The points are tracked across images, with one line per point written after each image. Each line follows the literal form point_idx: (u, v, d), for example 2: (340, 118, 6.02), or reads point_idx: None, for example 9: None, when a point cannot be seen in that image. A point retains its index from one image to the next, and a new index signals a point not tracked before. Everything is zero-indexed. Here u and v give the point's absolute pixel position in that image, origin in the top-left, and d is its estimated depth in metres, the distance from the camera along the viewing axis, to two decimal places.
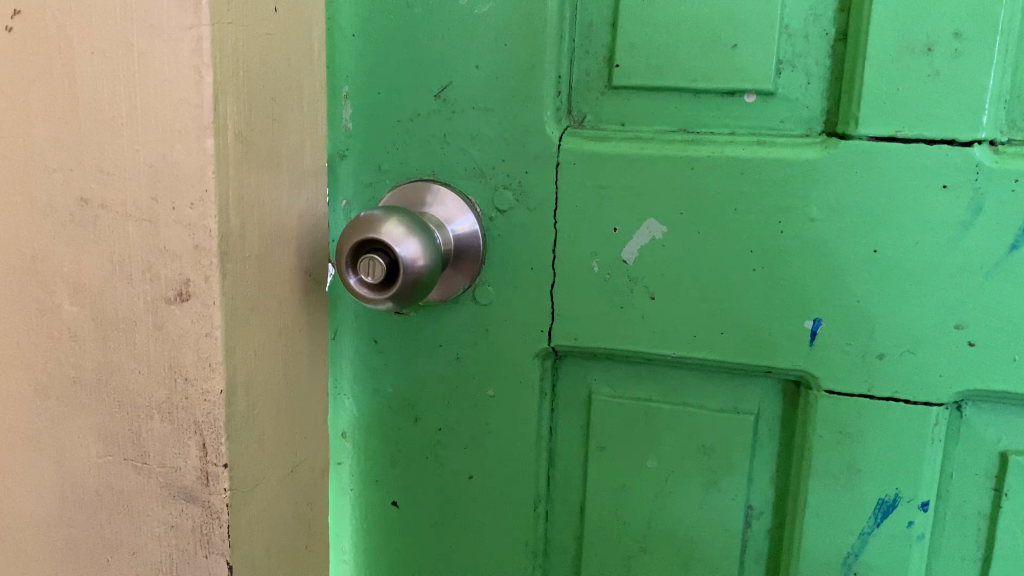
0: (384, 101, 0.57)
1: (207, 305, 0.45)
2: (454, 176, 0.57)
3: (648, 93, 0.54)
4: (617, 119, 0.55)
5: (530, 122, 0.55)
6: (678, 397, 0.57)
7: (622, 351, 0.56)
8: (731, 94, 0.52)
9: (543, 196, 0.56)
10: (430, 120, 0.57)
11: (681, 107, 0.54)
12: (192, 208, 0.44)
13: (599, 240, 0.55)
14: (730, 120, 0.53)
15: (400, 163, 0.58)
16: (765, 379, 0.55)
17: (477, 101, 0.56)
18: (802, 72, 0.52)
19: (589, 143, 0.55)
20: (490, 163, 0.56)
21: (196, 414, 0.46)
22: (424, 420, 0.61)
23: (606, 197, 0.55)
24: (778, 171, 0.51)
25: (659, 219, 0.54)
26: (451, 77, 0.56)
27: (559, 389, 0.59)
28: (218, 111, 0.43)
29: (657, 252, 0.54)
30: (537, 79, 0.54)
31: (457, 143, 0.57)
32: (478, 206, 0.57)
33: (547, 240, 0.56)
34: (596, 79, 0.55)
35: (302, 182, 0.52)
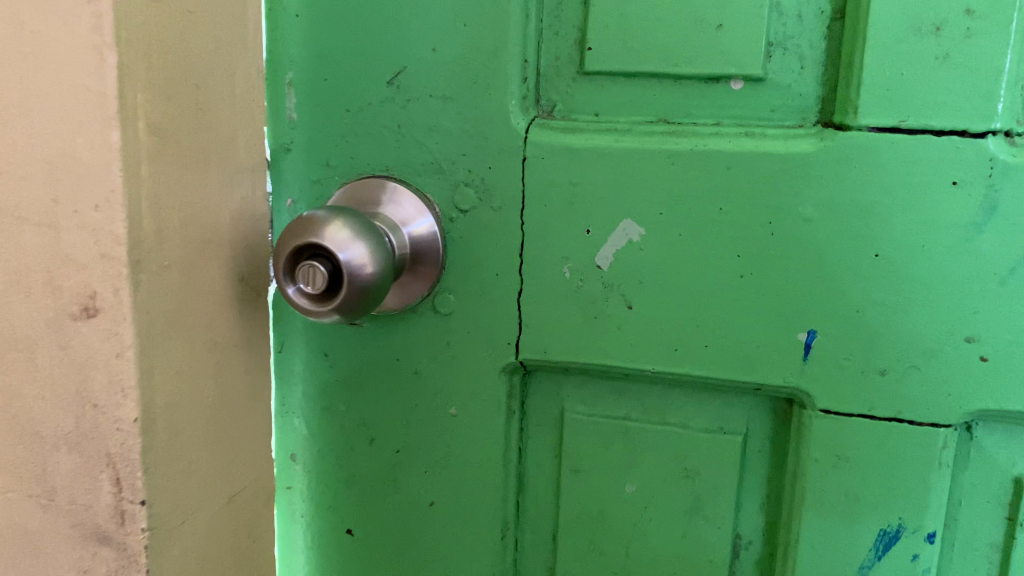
0: (331, 89, 0.52)
1: (117, 321, 0.39)
2: (410, 172, 0.52)
3: (624, 79, 0.49)
4: (590, 109, 0.50)
5: (492, 112, 0.49)
6: (658, 417, 0.52)
7: (597, 366, 0.51)
8: (716, 80, 0.47)
9: (508, 195, 0.50)
10: (383, 110, 0.51)
11: (661, 95, 0.48)
12: (98, 211, 0.39)
13: (570, 243, 0.50)
14: (715, 109, 0.48)
15: (350, 158, 0.53)
16: (755, 397, 0.50)
17: (435, 90, 0.50)
18: (795, 56, 0.46)
19: (558, 135, 0.49)
20: (449, 157, 0.51)
21: (108, 445, 0.41)
22: (381, 442, 0.55)
23: (577, 195, 0.49)
24: (768, 166, 0.46)
25: (637, 219, 0.48)
26: (405, 62, 0.50)
27: (528, 406, 0.54)
28: (125, 99, 0.38)
29: (634, 256, 0.49)
30: (500, 64, 0.49)
31: (413, 135, 0.51)
32: (437, 206, 0.52)
33: (513, 244, 0.51)
34: (567, 64, 0.49)
35: (235, 180, 0.47)
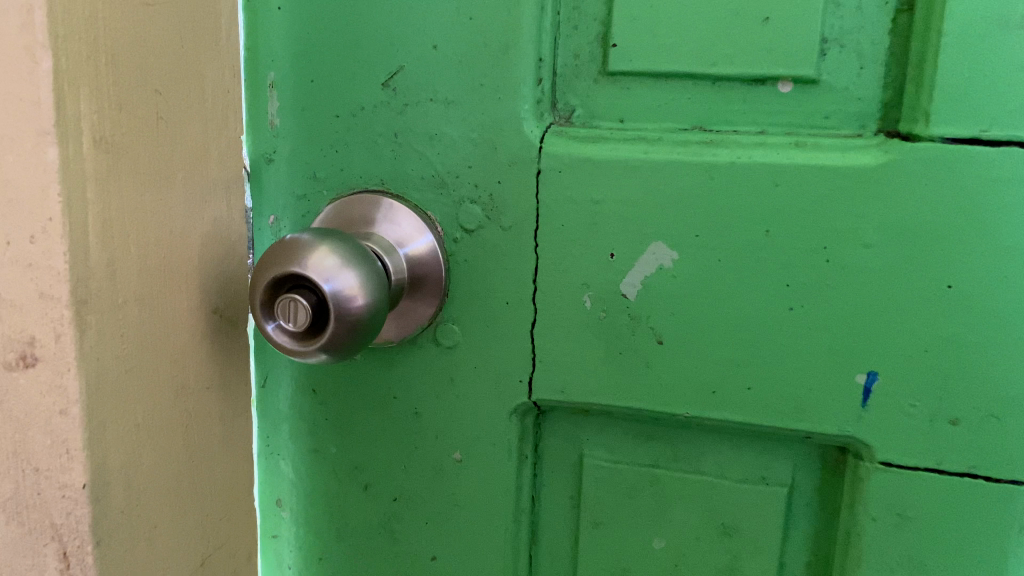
0: (319, 92, 0.45)
1: (59, 372, 0.33)
2: (408, 187, 0.45)
3: (653, 81, 0.42)
4: (614, 115, 0.43)
5: (502, 119, 0.43)
6: (691, 464, 0.45)
7: (622, 408, 0.45)
8: (760, 82, 0.41)
9: (520, 213, 0.44)
10: (377, 116, 0.45)
11: (697, 98, 0.42)
12: (34, 242, 0.33)
13: (591, 269, 0.43)
14: (759, 115, 0.41)
15: (340, 169, 0.46)
16: (803, 444, 0.44)
17: (436, 92, 0.44)
18: (853, 54, 0.40)
19: (578, 144, 0.43)
20: (452, 170, 0.45)
21: (53, 514, 0.35)
22: (376, 488, 0.49)
23: (600, 214, 0.43)
24: (823, 183, 0.40)
25: (669, 243, 0.42)
26: (402, 61, 0.44)
27: (543, 450, 0.48)
28: (64, 109, 0.32)
29: (665, 284, 0.42)
30: (511, 63, 0.42)
31: (412, 145, 0.45)
32: (439, 224, 0.45)
33: (526, 269, 0.44)
34: (588, 63, 0.43)
35: (205, 199, 0.41)
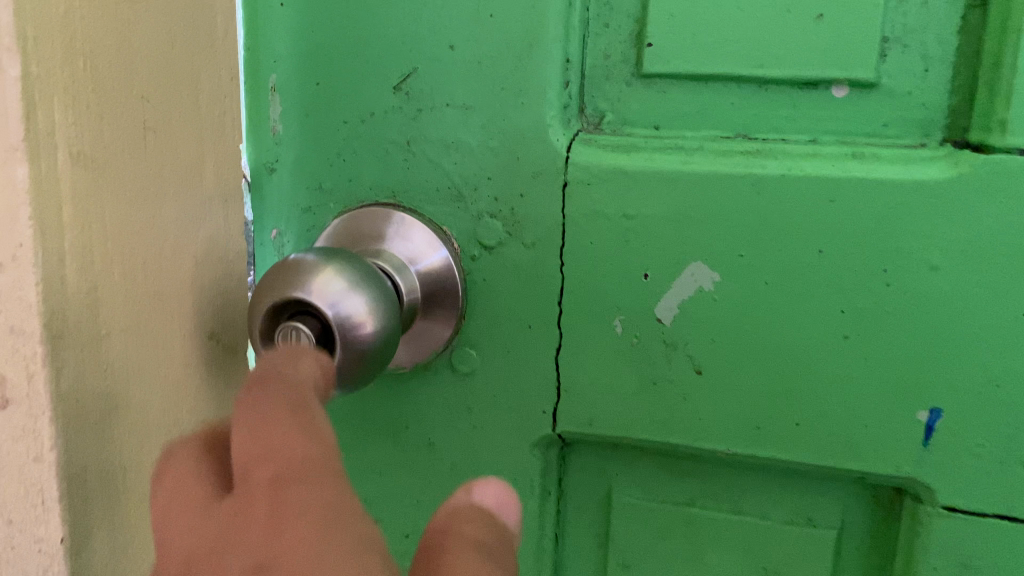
0: (324, 96, 0.42)
1: (32, 415, 0.30)
2: (421, 200, 0.42)
3: (692, 84, 0.38)
4: (648, 121, 0.39)
5: (525, 126, 0.39)
6: (730, 504, 0.42)
7: (655, 442, 0.41)
8: (811, 85, 0.37)
9: (544, 229, 0.40)
10: (388, 122, 0.41)
11: (740, 103, 0.38)
12: (3, 271, 0.29)
13: (623, 291, 0.40)
14: (809, 122, 0.38)
15: (348, 180, 0.43)
16: (854, 484, 0.40)
17: (452, 97, 0.40)
18: (917, 54, 0.36)
19: (608, 154, 0.39)
20: (470, 182, 0.41)
21: (29, 569, 0.32)
22: (387, 523, 0.46)
23: (632, 232, 0.39)
24: (883, 200, 0.36)
25: (710, 263, 0.38)
26: (415, 63, 0.40)
27: (568, 485, 0.44)
28: (34, 120, 0.28)
29: (705, 308, 0.39)
30: (535, 64, 0.39)
31: (426, 154, 0.41)
32: (455, 241, 0.42)
33: (550, 289, 0.41)
34: (620, 64, 0.39)
35: (201, 215, 0.37)
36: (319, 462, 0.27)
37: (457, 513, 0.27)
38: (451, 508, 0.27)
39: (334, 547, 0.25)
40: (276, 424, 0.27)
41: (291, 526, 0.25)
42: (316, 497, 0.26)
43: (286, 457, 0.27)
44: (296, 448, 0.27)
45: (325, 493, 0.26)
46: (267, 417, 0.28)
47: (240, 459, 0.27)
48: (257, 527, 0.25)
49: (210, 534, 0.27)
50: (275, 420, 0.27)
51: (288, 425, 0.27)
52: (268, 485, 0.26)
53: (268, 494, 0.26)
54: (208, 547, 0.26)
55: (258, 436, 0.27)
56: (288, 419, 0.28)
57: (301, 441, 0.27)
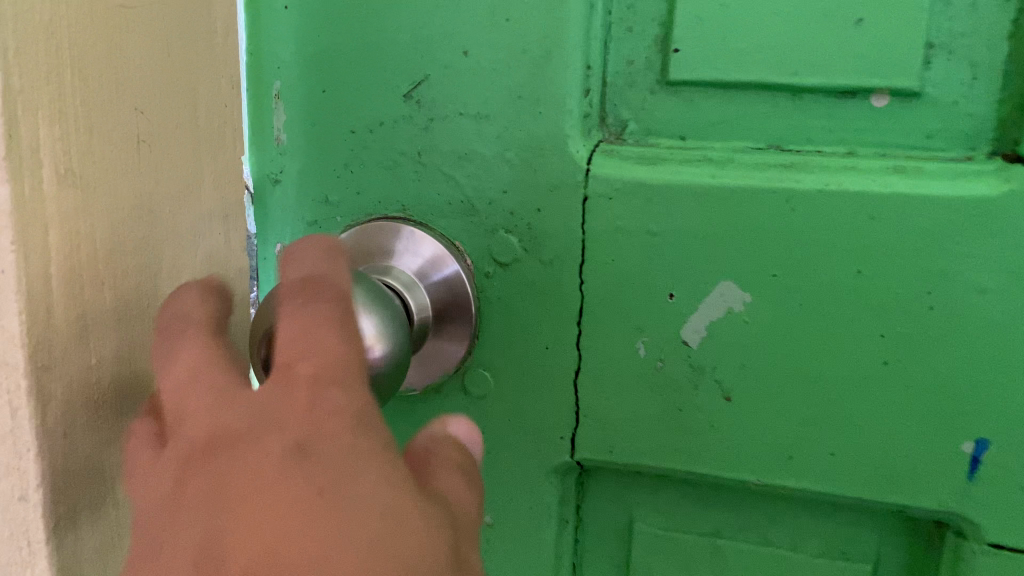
0: (331, 104, 0.40)
1: (16, 453, 0.28)
2: (433, 214, 0.40)
3: (720, 92, 0.36)
4: (674, 131, 0.37)
5: (543, 137, 0.37)
6: (759, 535, 0.40)
7: (680, 471, 0.39)
8: (849, 94, 0.35)
9: (562, 246, 0.38)
10: (398, 131, 0.39)
11: (772, 113, 0.36)
12: None
13: (647, 312, 0.37)
14: (846, 132, 0.35)
15: (356, 193, 0.41)
16: (892, 516, 0.38)
17: (466, 105, 0.38)
18: (964, 61, 0.34)
19: (631, 166, 0.37)
20: (484, 196, 0.39)
21: None
22: None
23: (657, 249, 0.37)
24: (927, 218, 0.33)
25: (740, 283, 0.36)
26: (427, 69, 0.38)
27: (586, 514, 0.42)
28: (17, 137, 0.26)
29: (734, 331, 0.36)
30: (554, 71, 0.36)
31: (438, 165, 0.39)
32: (468, 257, 0.39)
33: (569, 309, 0.38)
34: (644, 71, 0.37)
35: (200, 232, 0.35)
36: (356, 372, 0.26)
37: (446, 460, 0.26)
38: (426, 453, 0.26)
39: (368, 485, 0.23)
40: (319, 329, 0.26)
41: (337, 434, 0.23)
42: (350, 402, 0.24)
43: (330, 359, 0.25)
44: (334, 359, 0.25)
45: (363, 401, 0.25)
46: (317, 322, 0.26)
47: (287, 354, 0.26)
48: (299, 415, 0.24)
49: (227, 438, 0.24)
50: (326, 325, 0.26)
51: (336, 334, 0.26)
52: (300, 404, 0.24)
53: (310, 399, 0.24)
54: (236, 430, 0.24)
55: (305, 337, 0.26)
56: (337, 332, 0.26)
57: (345, 346, 0.26)
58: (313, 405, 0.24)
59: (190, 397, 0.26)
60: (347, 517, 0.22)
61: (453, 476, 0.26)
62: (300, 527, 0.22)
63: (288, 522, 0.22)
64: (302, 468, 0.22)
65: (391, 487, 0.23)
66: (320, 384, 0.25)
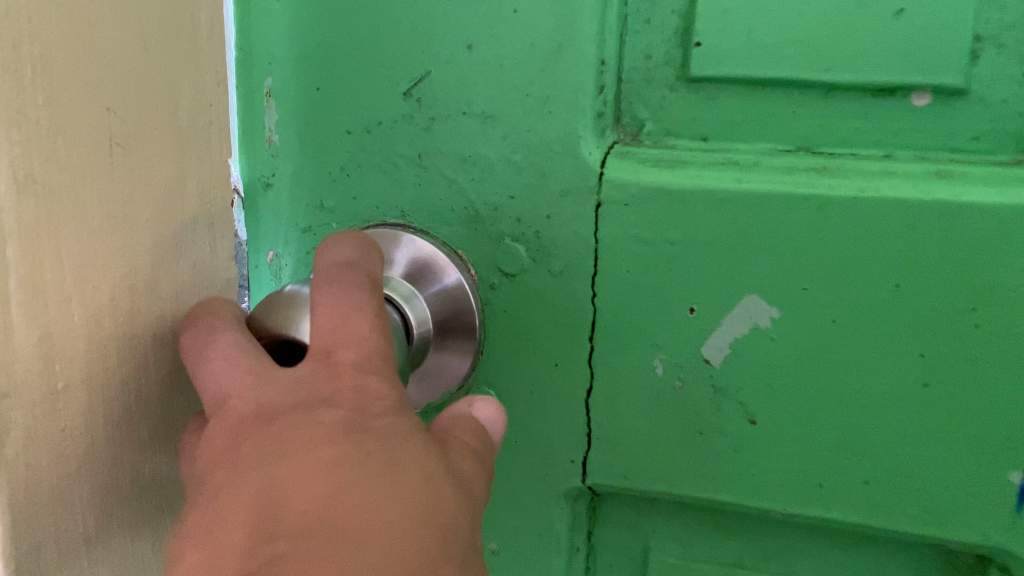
0: (326, 102, 0.37)
1: None
2: (435, 220, 0.37)
3: (746, 90, 0.33)
4: (695, 132, 0.34)
5: (554, 138, 0.34)
6: (784, 567, 0.37)
7: (701, 499, 0.36)
8: (887, 92, 0.32)
9: (573, 256, 0.35)
10: (397, 132, 0.36)
11: (802, 112, 0.33)
12: None
13: (666, 327, 0.35)
14: (883, 134, 0.33)
15: (353, 198, 0.38)
16: (928, 550, 0.35)
17: (470, 104, 0.35)
18: (1013, 57, 0.31)
19: (648, 170, 0.34)
20: (490, 201, 0.36)
21: None
22: None
23: (677, 260, 0.34)
24: (974, 229, 0.31)
25: (767, 296, 0.33)
26: (428, 65, 0.35)
27: (598, 542, 0.39)
28: None
29: (760, 347, 0.34)
30: (565, 67, 0.34)
31: (440, 169, 0.36)
32: (473, 267, 0.37)
33: (580, 323, 0.36)
34: (663, 66, 0.34)
35: (181, 242, 0.32)
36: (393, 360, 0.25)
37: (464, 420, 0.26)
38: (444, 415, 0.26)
39: (413, 456, 0.23)
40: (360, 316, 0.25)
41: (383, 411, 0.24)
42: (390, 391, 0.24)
43: (358, 336, 0.25)
44: (376, 345, 0.25)
45: (394, 386, 0.25)
46: (342, 300, 0.25)
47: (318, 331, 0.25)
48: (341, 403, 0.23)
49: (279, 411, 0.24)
50: (353, 300, 0.25)
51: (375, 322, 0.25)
52: (343, 382, 0.24)
53: (355, 381, 0.24)
54: (275, 411, 0.24)
55: (332, 314, 0.25)
56: (365, 308, 0.25)
57: (374, 325, 0.25)
58: (356, 384, 0.24)
59: (227, 372, 0.26)
60: (397, 479, 0.22)
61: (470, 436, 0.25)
62: (341, 490, 0.21)
63: (336, 483, 0.21)
64: (353, 433, 0.23)
65: (434, 461, 0.23)
66: (354, 363, 0.24)
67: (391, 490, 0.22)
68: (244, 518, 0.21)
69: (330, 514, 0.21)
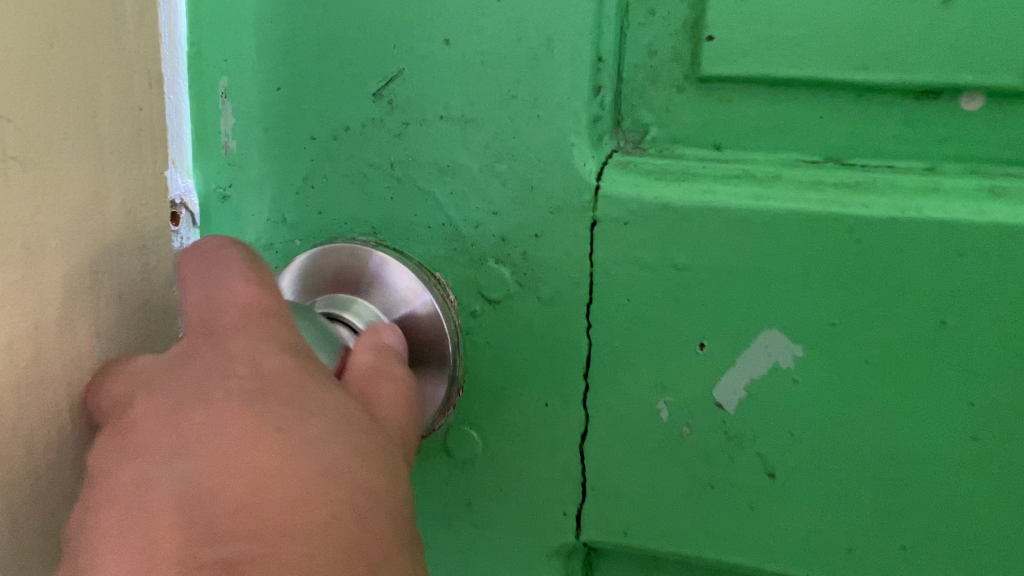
0: (287, 104, 0.33)
1: None
2: (409, 238, 0.32)
3: (767, 91, 0.29)
4: (706, 139, 0.30)
5: (544, 146, 0.30)
6: None
7: (711, 560, 0.31)
8: (931, 95, 0.28)
9: (566, 281, 0.31)
10: (366, 138, 0.32)
11: (832, 117, 0.29)
12: None
13: (672, 364, 0.30)
14: (926, 142, 0.28)
15: (318, 212, 0.34)
16: None
17: (448, 106, 0.31)
18: None
19: (653, 183, 0.29)
20: (471, 218, 0.31)
21: None
22: None
23: (685, 289, 0.29)
24: None
25: (790, 332, 0.29)
26: (400, 63, 0.31)
27: None
28: None
29: (781, 389, 0.29)
30: (558, 64, 0.29)
31: (415, 180, 0.32)
32: (451, 292, 0.32)
33: (573, 358, 0.31)
34: (670, 64, 0.30)
35: (104, 270, 0.27)
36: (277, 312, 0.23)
37: (380, 369, 0.25)
38: (356, 370, 0.25)
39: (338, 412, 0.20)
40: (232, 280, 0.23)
41: (304, 383, 0.20)
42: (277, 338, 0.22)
43: (241, 307, 0.22)
44: (251, 298, 0.22)
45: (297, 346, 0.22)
46: (218, 276, 0.23)
47: (194, 312, 0.22)
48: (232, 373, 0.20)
49: (175, 399, 0.19)
50: (228, 272, 0.23)
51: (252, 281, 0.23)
52: (240, 359, 0.20)
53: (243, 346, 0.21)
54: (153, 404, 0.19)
55: (211, 292, 0.22)
56: (245, 278, 0.23)
57: (262, 292, 0.23)
58: (253, 359, 0.20)
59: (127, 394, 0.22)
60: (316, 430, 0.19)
61: (388, 383, 0.24)
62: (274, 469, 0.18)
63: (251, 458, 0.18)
64: (276, 411, 0.19)
65: (367, 433, 0.20)
66: (249, 334, 0.21)
67: (341, 469, 0.18)
68: (166, 524, 0.16)
69: (282, 499, 0.17)
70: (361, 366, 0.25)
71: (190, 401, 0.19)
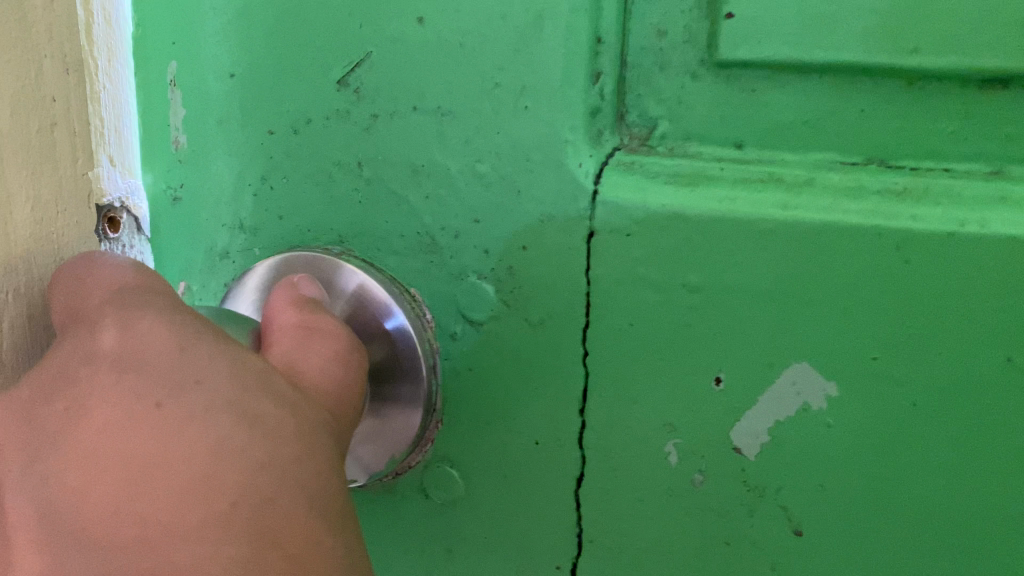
0: (241, 92, 0.28)
1: None
2: (379, 249, 0.28)
3: (798, 79, 0.24)
4: (726, 136, 0.25)
5: (532, 144, 0.25)
6: None
7: None
8: (1001, 84, 0.23)
9: (560, 301, 0.26)
10: (331, 133, 0.28)
11: (876, 111, 0.24)
12: None
13: (684, 400, 0.26)
14: (994, 141, 0.23)
15: (278, 217, 0.29)
16: None
17: (423, 96, 0.26)
18: None
19: (661, 189, 0.25)
20: (450, 226, 0.27)
21: None
22: None
23: (697, 314, 0.25)
24: None
25: (822, 366, 0.24)
26: (369, 46, 0.26)
27: None
28: None
29: (813, 433, 0.25)
30: (549, 46, 0.25)
31: (385, 182, 0.28)
32: (428, 311, 0.28)
33: (565, 392, 0.27)
34: (683, 47, 0.25)
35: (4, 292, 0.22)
36: (164, 288, 0.21)
37: (302, 325, 0.23)
38: (276, 330, 0.23)
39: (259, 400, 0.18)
40: (111, 272, 0.21)
41: (183, 344, 0.18)
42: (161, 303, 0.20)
43: (111, 286, 0.21)
44: (133, 278, 0.21)
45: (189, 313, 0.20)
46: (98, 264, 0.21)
47: (64, 309, 0.21)
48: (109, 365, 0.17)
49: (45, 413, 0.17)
50: (103, 264, 0.22)
51: (135, 269, 0.21)
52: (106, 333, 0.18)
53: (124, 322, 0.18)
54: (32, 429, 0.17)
55: (84, 287, 0.21)
56: (123, 263, 0.22)
57: (140, 274, 0.21)
58: (123, 328, 0.18)
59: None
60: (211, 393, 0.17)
61: (311, 340, 0.22)
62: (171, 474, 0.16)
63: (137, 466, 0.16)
64: (146, 388, 0.17)
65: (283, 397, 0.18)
66: (119, 304, 0.19)
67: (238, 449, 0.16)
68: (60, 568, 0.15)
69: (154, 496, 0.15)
70: (281, 325, 0.23)
71: (53, 392, 0.17)
